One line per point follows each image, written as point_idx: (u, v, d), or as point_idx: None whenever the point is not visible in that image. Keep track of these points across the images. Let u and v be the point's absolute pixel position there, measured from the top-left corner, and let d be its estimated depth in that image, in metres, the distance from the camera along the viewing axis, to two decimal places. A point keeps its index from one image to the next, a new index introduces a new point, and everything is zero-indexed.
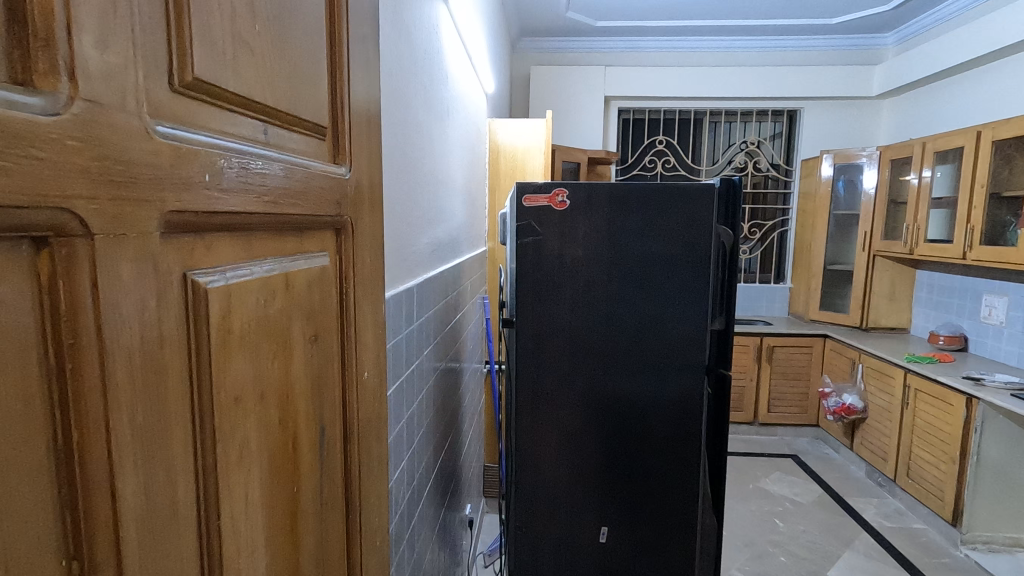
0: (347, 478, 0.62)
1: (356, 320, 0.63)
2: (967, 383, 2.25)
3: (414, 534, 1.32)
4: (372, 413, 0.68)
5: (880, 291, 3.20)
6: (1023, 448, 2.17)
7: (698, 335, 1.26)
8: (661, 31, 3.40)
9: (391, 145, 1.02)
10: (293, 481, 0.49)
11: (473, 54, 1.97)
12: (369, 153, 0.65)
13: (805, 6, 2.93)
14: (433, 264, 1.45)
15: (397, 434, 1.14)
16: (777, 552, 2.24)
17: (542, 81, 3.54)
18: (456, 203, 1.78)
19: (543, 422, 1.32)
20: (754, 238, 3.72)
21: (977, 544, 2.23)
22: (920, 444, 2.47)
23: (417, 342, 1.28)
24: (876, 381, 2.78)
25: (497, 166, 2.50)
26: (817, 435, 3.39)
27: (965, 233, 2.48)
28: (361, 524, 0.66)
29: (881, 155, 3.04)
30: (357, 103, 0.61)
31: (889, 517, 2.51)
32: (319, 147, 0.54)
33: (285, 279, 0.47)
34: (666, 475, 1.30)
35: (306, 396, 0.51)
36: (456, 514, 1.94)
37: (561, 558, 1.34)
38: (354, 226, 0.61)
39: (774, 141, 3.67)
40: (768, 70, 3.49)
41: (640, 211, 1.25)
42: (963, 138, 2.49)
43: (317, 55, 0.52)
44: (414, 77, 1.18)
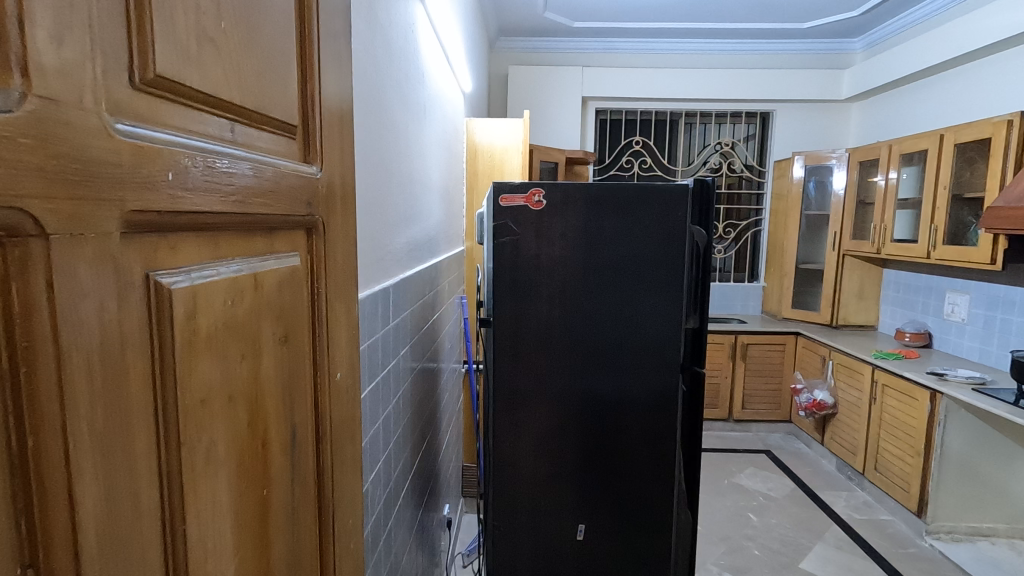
0: (320, 481, 0.62)
1: (329, 320, 0.62)
2: (931, 378, 2.32)
3: (391, 535, 1.31)
4: (346, 414, 0.68)
5: (849, 290, 3.29)
6: (984, 440, 2.26)
7: (673, 333, 1.28)
8: (637, 33, 3.43)
9: (367, 143, 1.01)
10: (263, 485, 0.49)
11: (450, 53, 1.96)
12: (341, 153, 0.64)
13: (778, 10, 3.00)
14: (410, 264, 1.45)
15: (373, 434, 1.13)
16: (751, 545, 2.29)
17: (520, 81, 3.55)
18: (433, 202, 1.77)
19: (521, 421, 1.32)
20: (728, 237, 3.79)
21: (941, 534, 2.30)
22: (887, 438, 2.54)
23: (393, 342, 1.27)
24: (846, 377, 2.86)
25: (475, 165, 2.50)
26: (790, 431, 3.47)
27: (930, 233, 2.56)
28: (335, 527, 0.65)
29: (850, 157, 3.13)
30: (328, 102, 0.60)
31: (859, 509, 2.58)
32: (289, 146, 0.53)
33: (253, 280, 0.47)
34: (642, 473, 1.32)
35: (277, 398, 0.51)
36: (434, 515, 1.93)
37: (539, 557, 1.35)
38: (326, 226, 0.60)
39: (747, 143, 3.74)
40: (743, 73, 3.55)
41: (615, 211, 1.27)
42: (927, 141, 2.57)
43: (286, 53, 0.51)
44: (389, 75, 1.17)
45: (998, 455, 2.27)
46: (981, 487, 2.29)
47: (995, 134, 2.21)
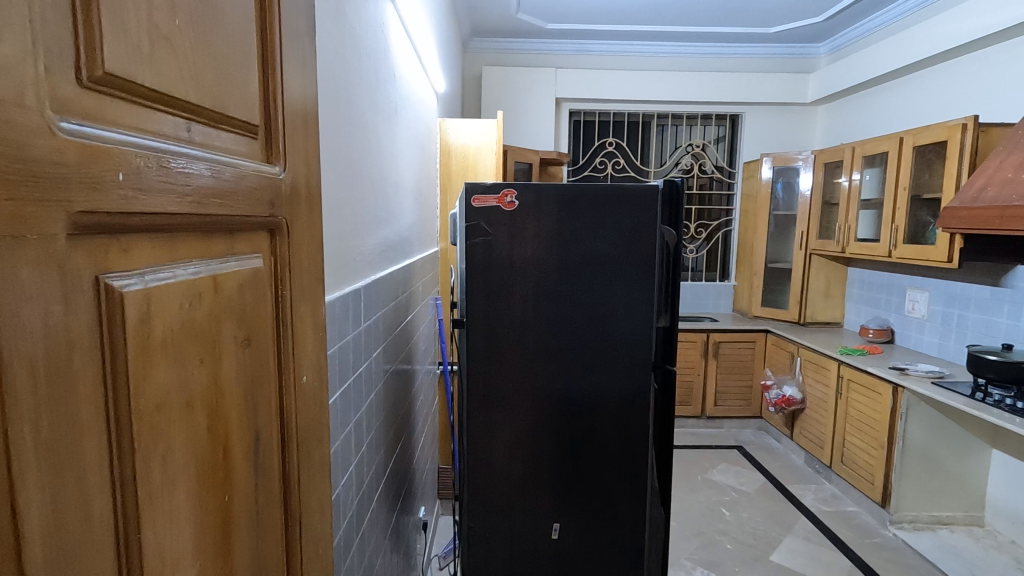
0: (286, 485, 0.61)
1: (294, 322, 0.61)
2: (893, 373, 2.40)
3: (364, 540, 1.29)
4: (313, 417, 0.67)
5: (816, 288, 3.38)
6: (943, 432, 2.34)
7: (645, 332, 1.30)
8: (610, 35, 3.47)
9: (335, 143, 1.00)
10: (224, 491, 0.48)
11: (422, 53, 1.95)
12: (306, 152, 0.63)
13: (746, 14, 3.06)
14: (382, 265, 1.44)
15: (344, 438, 1.12)
16: (724, 539, 2.34)
17: (494, 81, 3.55)
18: (406, 204, 1.76)
19: (495, 421, 1.32)
20: (700, 237, 3.85)
21: (904, 523, 2.38)
22: (852, 431, 2.62)
23: (365, 344, 1.26)
24: (813, 373, 2.94)
25: (449, 165, 2.49)
26: (761, 427, 3.54)
27: (891, 232, 2.65)
28: (302, 533, 0.64)
29: (816, 158, 3.22)
30: (291, 101, 0.60)
31: (826, 501, 2.66)
32: (250, 146, 0.52)
33: (212, 282, 0.46)
34: (615, 471, 1.33)
35: (238, 402, 0.50)
36: (410, 518, 1.91)
37: (514, 557, 1.35)
38: (289, 227, 0.59)
39: (718, 145, 3.81)
40: (712, 76, 3.62)
41: (587, 211, 1.28)
42: (888, 143, 2.66)
43: (246, 51, 0.51)
44: (358, 75, 1.16)
45: (957, 446, 2.36)
46: (940, 477, 2.38)
47: (950, 137, 2.30)
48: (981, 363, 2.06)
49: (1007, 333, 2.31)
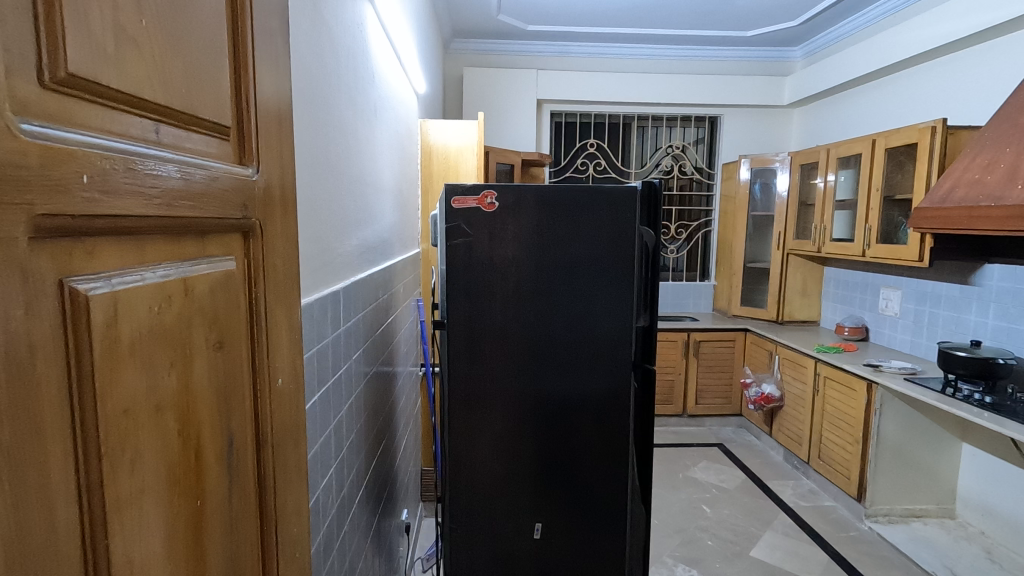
0: (261, 489, 0.60)
1: (269, 326, 0.61)
2: (867, 370, 2.45)
3: (345, 543, 1.28)
4: (289, 421, 0.67)
5: (793, 287, 3.44)
6: (916, 427, 2.40)
7: (624, 332, 1.31)
8: (591, 37, 3.49)
9: (312, 144, 1.00)
10: (196, 497, 0.47)
11: (402, 53, 1.95)
12: (280, 154, 0.63)
13: (723, 18, 3.11)
14: (362, 266, 1.43)
15: (323, 440, 1.11)
16: (705, 536, 2.36)
17: (475, 83, 3.55)
18: (386, 205, 1.76)
19: (476, 422, 1.32)
20: (680, 238, 3.90)
21: (879, 517, 2.43)
22: (829, 427, 2.67)
23: (344, 346, 1.25)
24: (791, 371, 2.99)
25: (430, 166, 2.49)
26: (741, 424, 3.59)
27: (864, 232, 2.71)
28: (278, 537, 0.64)
29: (792, 160, 3.27)
30: (265, 102, 0.59)
31: (804, 496, 2.70)
32: (222, 147, 0.52)
33: (183, 285, 0.45)
34: (597, 470, 1.34)
35: (211, 406, 0.49)
36: (392, 520, 1.90)
37: (496, 557, 1.36)
38: (263, 229, 0.59)
39: (697, 146, 3.86)
40: (691, 79, 3.67)
41: (567, 212, 1.29)
42: (861, 145, 2.72)
43: (217, 52, 0.50)
44: (336, 76, 1.16)
45: (929, 440, 2.42)
46: (913, 470, 2.44)
47: (920, 140, 2.36)
48: (951, 359, 2.12)
49: (975, 330, 2.38)
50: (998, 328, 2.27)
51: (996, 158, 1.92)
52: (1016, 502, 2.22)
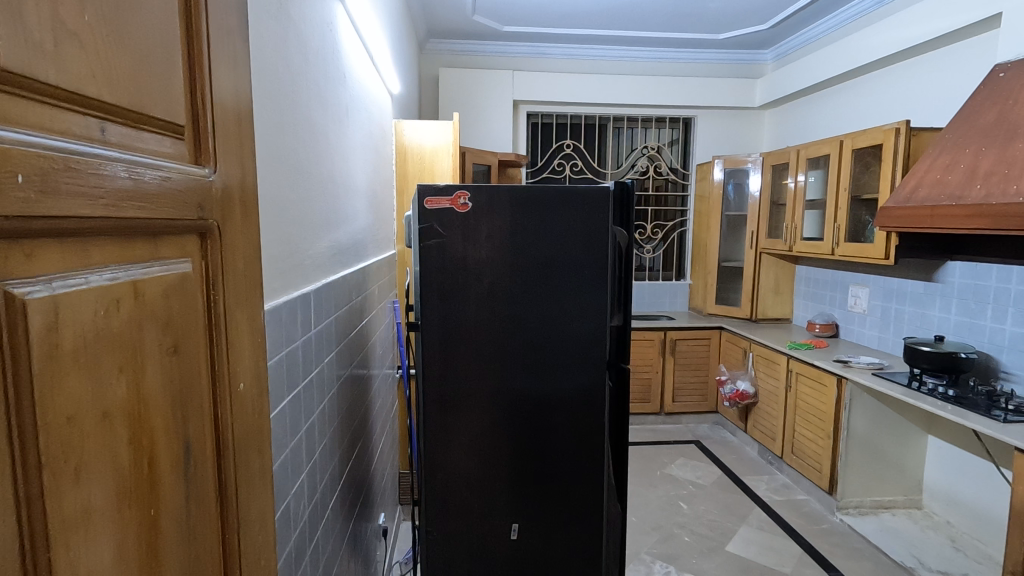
0: (222, 496, 0.59)
1: (228, 329, 0.59)
2: (837, 365, 2.51)
3: (318, 549, 1.26)
4: (251, 425, 0.65)
5: (766, 285, 3.50)
6: (884, 420, 2.46)
7: (599, 332, 1.31)
8: (566, 38, 3.50)
9: (279, 145, 0.98)
10: (150, 506, 0.46)
11: (375, 53, 1.93)
12: (240, 153, 0.62)
13: (695, 20, 3.15)
14: (334, 268, 1.41)
15: (294, 446, 1.09)
16: (682, 532, 2.39)
17: (451, 83, 3.54)
18: (360, 207, 1.74)
19: (453, 425, 1.32)
20: (656, 238, 3.94)
21: (849, 509, 2.49)
22: (801, 422, 2.73)
23: (315, 349, 1.23)
24: (764, 367, 3.04)
25: (405, 167, 2.47)
26: (717, 421, 3.64)
27: (833, 231, 2.77)
28: (241, 543, 0.62)
29: (764, 161, 3.34)
30: (221, 101, 0.58)
31: (778, 491, 2.75)
32: (176, 146, 0.51)
33: (134, 289, 0.44)
34: (573, 468, 1.34)
35: (165, 413, 0.48)
36: (369, 525, 1.88)
37: (473, 558, 1.35)
38: (221, 230, 0.58)
39: (672, 147, 3.90)
40: (665, 80, 3.71)
41: (540, 212, 1.29)
42: (829, 146, 2.79)
43: (169, 49, 0.49)
44: (304, 75, 1.14)
45: (896, 433, 2.49)
46: (882, 463, 2.50)
47: (885, 141, 2.42)
48: (916, 353, 2.18)
49: (939, 325, 2.45)
50: (960, 323, 2.34)
51: (957, 158, 1.99)
52: (979, 492, 2.29)
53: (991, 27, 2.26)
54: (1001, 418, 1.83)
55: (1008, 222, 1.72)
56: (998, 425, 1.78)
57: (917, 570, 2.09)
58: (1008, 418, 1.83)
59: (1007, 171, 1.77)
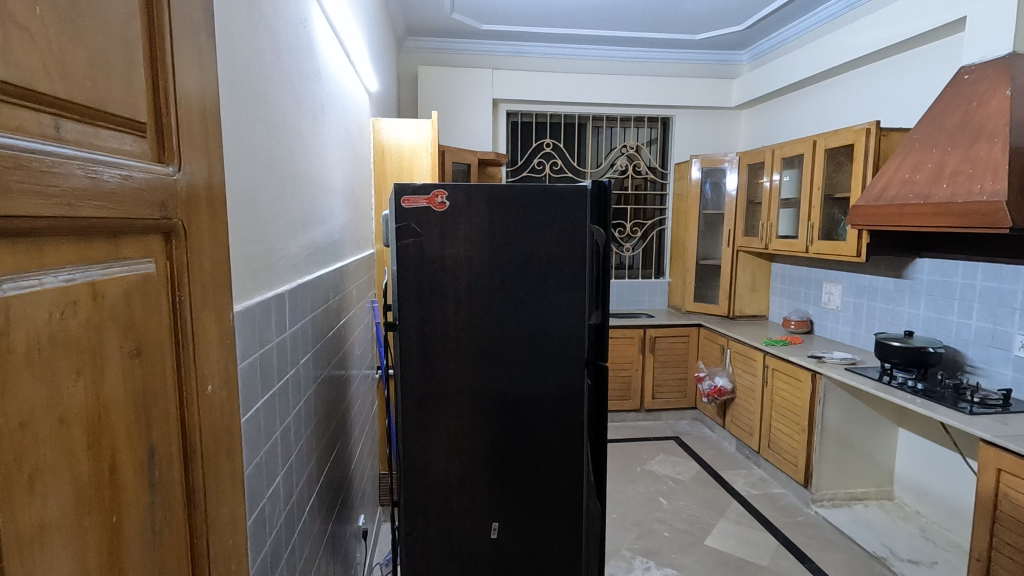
0: (190, 500, 0.57)
1: (195, 329, 0.58)
2: (812, 361, 2.56)
3: (295, 552, 1.24)
4: (220, 428, 0.64)
5: (743, 283, 3.55)
6: (857, 414, 2.52)
7: (577, 330, 1.32)
8: (546, 38, 3.50)
9: (249, 143, 0.96)
10: (112, 512, 0.45)
11: (351, 50, 1.91)
12: (205, 149, 0.61)
13: (672, 21, 3.18)
14: (310, 268, 1.39)
15: (269, 448, 1.07)
16: (662, 528, 2.41)
17: (430, 82, 3.52)
18: (336, 206, 1.72)
19: (432, 424, 1.31)
20: (635, 236, 3.97)
21: (824, 501, 2.54)
22: (777, 417, 2.77)
23: (291, 349, 1.21)
24: (742, 363, 3.09)
25: (383, 165, 2.44)
26: (696, 417, 3.69)
27: (808, 229, 2.82)
28: (210, 547, 0.61)
29: (740, 160, 3.38)
30: (186, 96, 0.57)
31: (756, 485, 2.80)
32: (138, 144, 0.50)
33: (92, 290, 0.43)
34: (553, 467, 1.34)
35: (127, 417, 0.47)
36: (348, 526, 1.86)
37: (453, 558, 1.35)
38: (186, 229, 0.56)
39: (651, 147, 3.94)
40: (644, 80, 3.74)
41: (517, 212, 1.29)
42: (803, 146, 2.84)
43: (129, 44, 0.48)
44: (277, 72, 1.12)
45: (868, 426, 2.55)
46: (855, 456, 2.56)
47: (856, 141, 2.48)
48: (887, 348, 2.23)
49: (908, 321, 2.51)
50: (928, 319, 2.40)
51: (924, 158, 2.04)
52: (947, 482, 2.35)
53: (957, 31, 2.33)
54: (967, 410, 1.88)
55: (973, 220, 1.77)
56: (964, 417, 1.84)
57: (889, 560, 2.14)
58: (974, 410, 1.88)
59: (972, 170, 1.82)
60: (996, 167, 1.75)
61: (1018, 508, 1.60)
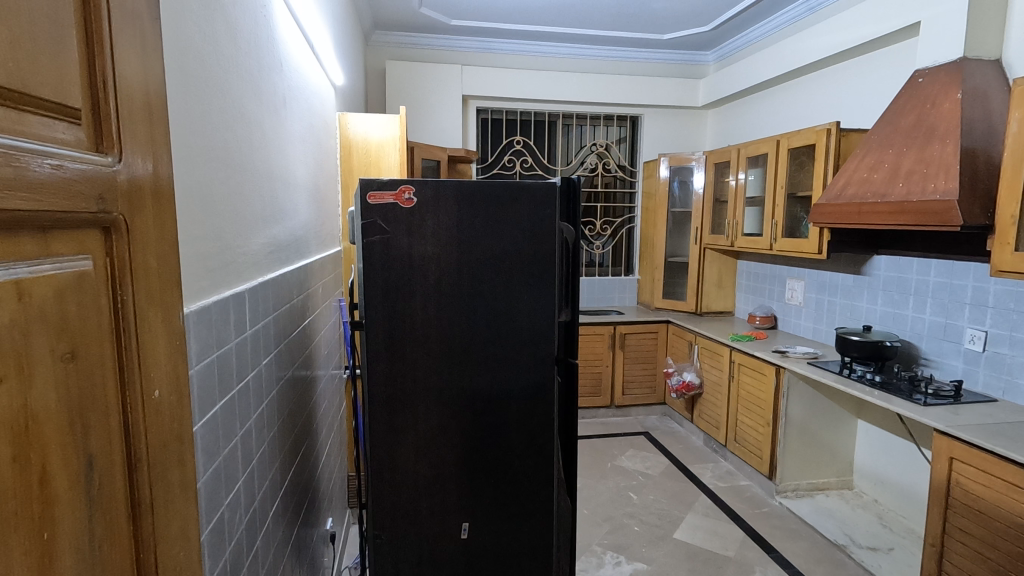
0: (135, 512, 0.54)
1: (139, 333, 0.55)
2: (776, 356, 2.62)
3: (257, 559, 1.20)
4: (168, 436, 0.60)
5: (710, 280, 3.62)
6: (819, 406, 2.59)
7: (547, 327, 1.31)
8: (515, 35, 3.48)
9: (201, 136, 0.92)
10: (43, 528, 0.42)
11: (316, 43, 1.86)
12: (150, 138, 0.57)
13: (640, 20, 3.21)
14: (272, 266, 1.35)
15: (228, 453, 1.03)
16: (632, 522, 2.43)
17: (398, 76, 3.46)
18: (300, 201, 1.67)
19: (401, 425, 1.29)
20: (605, 234, 4.00)
21: (788, 492, 2.61)
22: (743, 410, 2.83)
23: (251, 350, 1.17)
24: (709, 359, 3.15)
25: (350, 161, 2.39)
26: (665, 412, 3.74)
27: (771, 227, 2.88)
28: (157, 561, 0.58)
29: (707, 159, 3.44)
30: (126, 84, 0.53)
31: (722, 477, 2.85)
32: (72, 132, 0.46)
33: (17, 290, 0.40)
34: (523, 465, 1.33)
35: (61, 429, 0.44)
36: (315, 530, 1.81)
37: (423, 560, 1.32)
38: (128, 224, 0.53)
39: (620, 145, 3.97)
40: (613, 79, 3.75)
41: (486, 209, 1.27)
42: (767, 146, 2.90)
43: (60, 24, 0.44)
44: (233, 62, 1.07)
45: (829, 419, 2.62)
46: (817, 447, 2.63)
47: (817, 141, 2.54)
48: (847, 343, 2.29)
49: (866, 316, 2.59)
50: (885, 314, 2.48)
51: (881, 158, 2.10)
52: (903, 471, 2.44)
53: (911, 35, 2.40)
54: (922, 401, 1.95)
55: (927, 219, 1.83)
56: (919, 408, 1.90)
57: (849, 548, 2.21)
58: (927, 401, 1.95)
59: (926, 171, 1.89)
60: (948, 168, 1.82)
61: (969, 495, 1.67)
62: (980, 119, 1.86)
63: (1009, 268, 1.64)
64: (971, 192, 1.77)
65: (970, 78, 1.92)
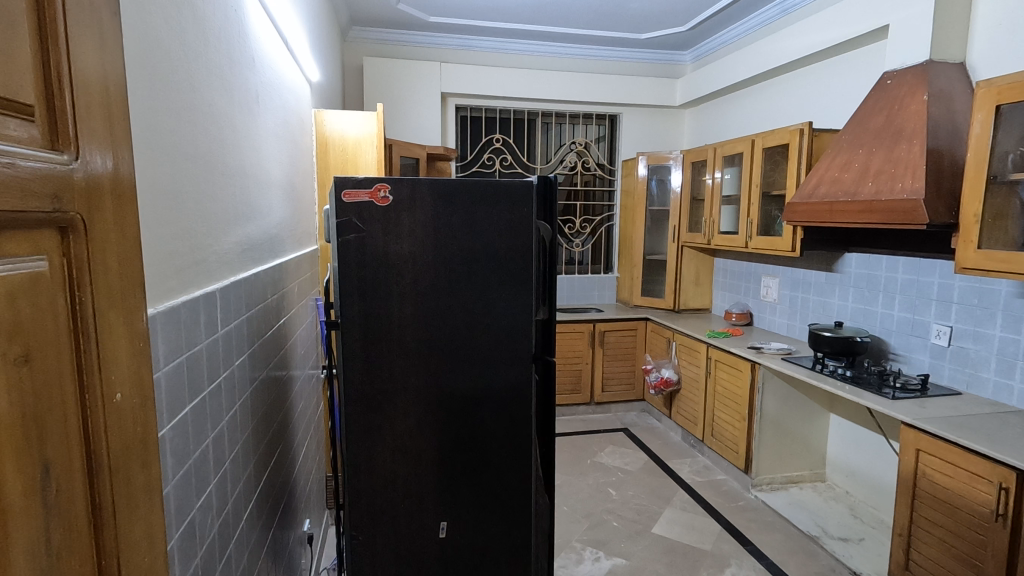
0: (96, 515, 0.53)
1: (100, 334, 0.54)
2: (752, 352, 2.66)
3: (230, 562, 1.18)
4: (130, 437, 0.59)
5: (688, 278, 3.66)
6: (793, 400, 2.65)
7: (524, 325, 1.31)
8: (495, 32, 3.47)
9: (168, 133, 0.90)
10: None
11: (290, 38, 1.83)
12: (108, 132, 0.55)
13: (618, 19, 3.23)
14: (244, 265, 1.32)
15: (198, 456, 1.01)
16: (611, 518, 2.45)
17: (376, 73, 3.42)
18: (275, 198, 1.65)
19: (378, 426, 1.28)
20: (585, 232, 4.02)
21: (763, 485, 2.66)
22: (720, 405, 2.87)
23: (223, 351, 1.14)
24: (686, 355, 3.18)
25: (326, 158, 2.36)
26: (644, 409, 3.77)
27: (747, 225, 2.92)
28: (118, 567, 0.56)
29: (684, 158, 3.48)
30: (83, 80, 0.52)
31: (699, 472, 2.90)
32: (27, 129, 0.45)
33: None
34: (501, 463, 1.33)
35: (13, 433, 0.43)
36: (291, 532, 1.79)
37: (401, 560, 1.32)
38: (86, 224, 0.52)
39: (599, 143, 4.00)
40: (592, 77, 3.76)
41: (462, 208, 1.27)
42: (742, 146, 2.93)
43: (12, 19, 0.43)
44: (204, 58, 1.06)
45: (803, 413, 2.68)
46: (791, 440, 2.69)
47: (791, 141, 2.58)
48: (819, 338, 2.34)
49: (838, 312, 2.65)
50: (856, 310, 2.54)
51: (852, 158, 2.15)
52: (873, 463, 2.50)
53: (880, 38, 2.46)
54: (891, 395, 2.00)
55: (895, 217, 1.88)
56: (887, 401, 1.95)
57: (822, 538, 2.26)
58: (896, 394, 2.00)
59: (894, 170, 1.93)
60: (914, 167, 1.86)
61: (935, 485, 1.72)
62: (945, 120, 1.91)
63: (972, 265, 1.70)
64: (936, 191, 1.82)
65: (935, 80, 1.97)
